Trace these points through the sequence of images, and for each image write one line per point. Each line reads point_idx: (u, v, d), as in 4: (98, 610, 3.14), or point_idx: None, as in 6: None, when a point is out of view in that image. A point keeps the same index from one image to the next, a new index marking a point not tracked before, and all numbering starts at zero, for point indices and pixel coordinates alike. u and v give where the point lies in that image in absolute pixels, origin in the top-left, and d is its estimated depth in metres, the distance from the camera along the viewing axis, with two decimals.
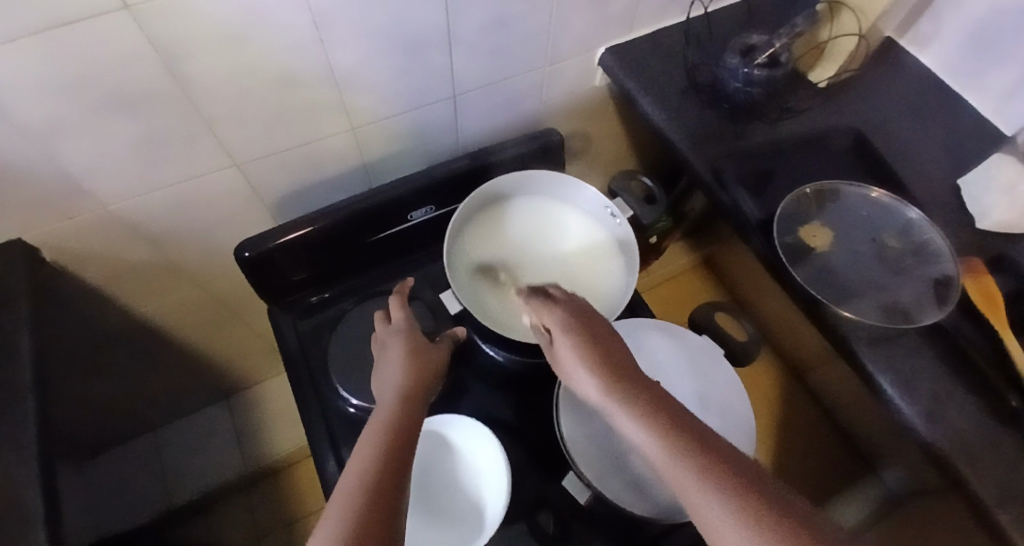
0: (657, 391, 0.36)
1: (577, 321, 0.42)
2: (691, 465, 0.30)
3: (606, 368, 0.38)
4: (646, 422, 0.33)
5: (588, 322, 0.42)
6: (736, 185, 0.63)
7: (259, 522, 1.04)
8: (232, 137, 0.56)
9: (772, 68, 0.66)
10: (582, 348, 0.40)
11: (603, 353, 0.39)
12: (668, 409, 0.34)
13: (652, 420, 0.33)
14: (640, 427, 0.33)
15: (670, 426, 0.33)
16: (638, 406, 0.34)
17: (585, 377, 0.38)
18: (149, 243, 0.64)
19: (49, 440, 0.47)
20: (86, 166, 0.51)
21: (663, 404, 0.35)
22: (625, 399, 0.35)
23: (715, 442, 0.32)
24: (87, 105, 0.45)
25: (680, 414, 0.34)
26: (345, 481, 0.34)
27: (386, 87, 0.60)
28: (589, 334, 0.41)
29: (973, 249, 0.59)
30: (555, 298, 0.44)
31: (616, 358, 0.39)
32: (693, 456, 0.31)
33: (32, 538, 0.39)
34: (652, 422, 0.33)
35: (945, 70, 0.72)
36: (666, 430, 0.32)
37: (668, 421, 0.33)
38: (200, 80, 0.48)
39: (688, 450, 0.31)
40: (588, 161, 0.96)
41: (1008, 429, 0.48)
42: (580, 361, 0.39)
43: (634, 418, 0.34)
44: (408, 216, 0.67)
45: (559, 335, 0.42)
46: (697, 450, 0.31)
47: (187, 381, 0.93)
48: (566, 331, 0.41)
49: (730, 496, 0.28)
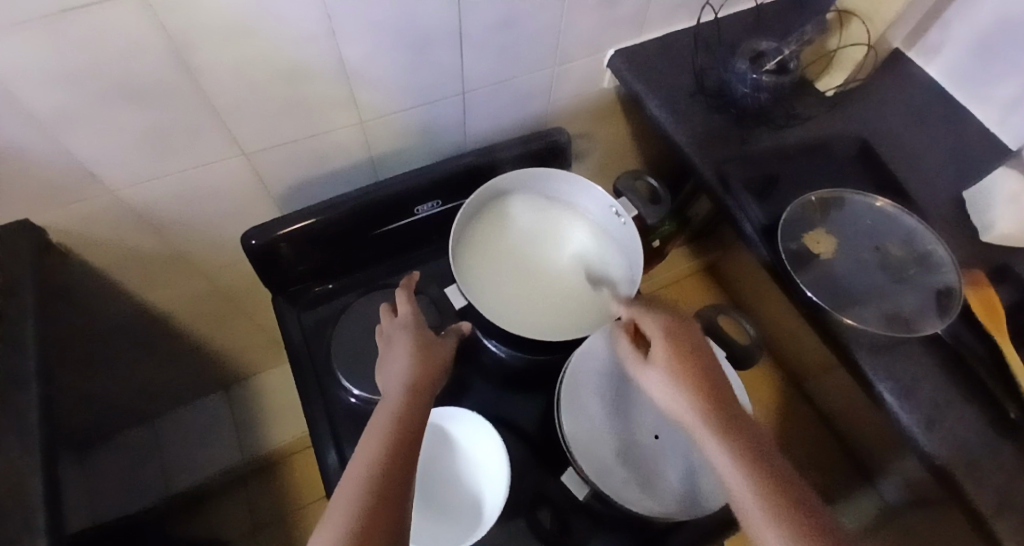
0: (766, 447, 0.37)
1: (679, 342, 0.43)
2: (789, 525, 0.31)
3: (712, 404, 0.39)
4: (756, 474, 0.34)
5: (689, 348, 0.43)
6: (742, 189, 0.63)
7: (256, 513, 1.04)
8: (242, 129, 0.56)
9: (779, 74, 0.65)
10: (689, 375, 0.40)
11: (704, 387, 0.40)
12: (783, 474, 0.34)
13: (763, 478, 0.33)
14: (744, 479, 0.34)
15: (780, 496, 0.33)
16: (747, 459, 0.35)
17: (684, 401, 0.40)
18: (156, 230, 0.64)
19: (53, 425, 0.47)
20: (96, 153, 0.51)
21: (774, 464, 0.35)
22: (733, 446, 0.36)
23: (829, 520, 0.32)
24: (99, 93, 0.45)
25: (796, 484, 0.34)
26: (352, 472, 0.35)
27: (395, 82, 0.60)
28: (693, 361, 0.42)
29: (975, 260, 0.60)
30: (662, 312, 0.46)
31: (718, 396, 0.40)
32: (780, 503, 0.32)
33: (32, 521, 0.40)
34: (763, 481, 0.33)
35: (950, 82, 0.73)
36: (778, 496, 0.32)
37: (782, 487, 0.33)
38: (210, 72, 0.48)
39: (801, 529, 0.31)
40: (593, 162, 0.96)
41: (1008, 440, 0.48)
42: (684, 390, 0.40)
43: (739, 467, 0.34)
44: (414, 211, 0.67)
45: (658, 354, 0.43)
46: (812, 529, 0.31)
47: (187, 371, 0.94)
48: (668, 355, 0.42)
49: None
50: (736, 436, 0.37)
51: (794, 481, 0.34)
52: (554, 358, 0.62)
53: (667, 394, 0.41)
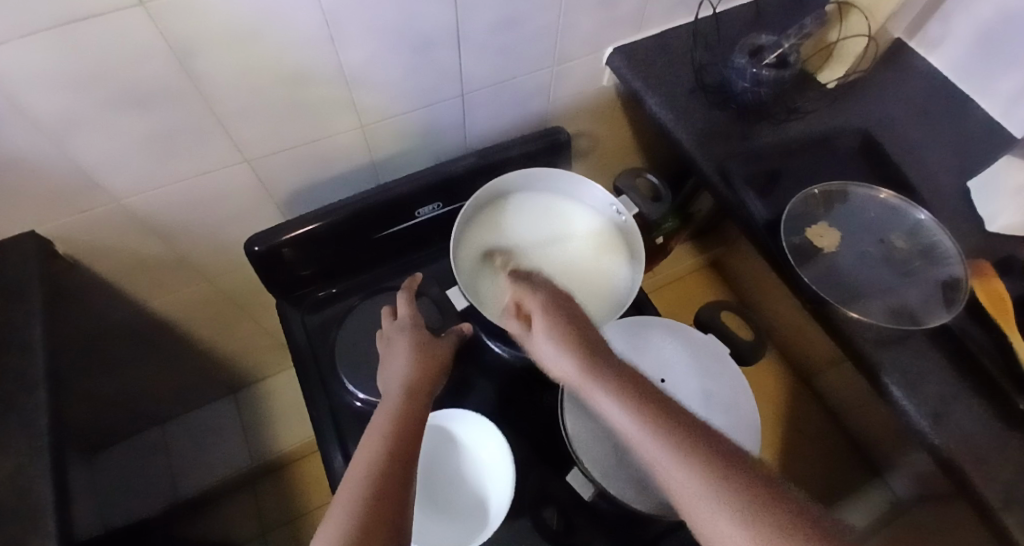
0: (644, 383, 0.39)
1: (556, 311, 0.43)
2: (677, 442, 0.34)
3: (595, 363, 0.39)
4: (638, 410, 0.36)
5: (567, 312, 0.43)
6: (743, 184, 0.63)
7: (265, 517, 1.05)
8: (243, 135, 0.57)
9: (779, 68, 0.65)
10: (574, 345, 0.40)
11: (586, 349, 0.40)
12: (664, 405, 0.37)
13: (652, 416, 0.35)
14: (638, 423, 0.35)
15: (670, 426, 0.35)
16: (631, 398, 0.37)
17: (569, 364, 0.40)
18: (161, 237, 0.64)
19: (61, 431, 0.47)
20: (100, 162, 0.52)
21: (656, 398, 0.37)
22: (620, 394, 0.37)
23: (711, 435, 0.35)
24: (102, 101, 0.46)
25: (674, 409, 0.37)
26: (353, 473, 0.35)
27: (394, 85, 0.60)
28: (571, 325, 0.42)
29: (981, 251, 0.59)
30: (539, 285, 0.46)
31: (598, 351, 0.40)
32: (669, 429, 0.35)
33: (42, 527, 0.40)
34: (651, 418, 0.35)
35: (953, 72, 0.72)
36: (668, 427, 0.35)
37: (668, 417, 0.35)
38: (210, 78, 0.49)
39: (691, 447, 0.34)
40: (594, 160, 0.96)
41: (1016, 433, 0.48)
42: (568, 353, 0.40)
43: (632, 414, 0.36)
44: (416, 213, 0.67)
45: (541, 325, 0.43)
46: (702, 448, 0.34)
47: (194, 376, 0.94)
48: (549, 323, 0.42)
49: (729, 485, 0.32)
50: (620, 381, 0.38)
51: (673, 407, 0.37)
52: None
53: (555, 361, 0.41)
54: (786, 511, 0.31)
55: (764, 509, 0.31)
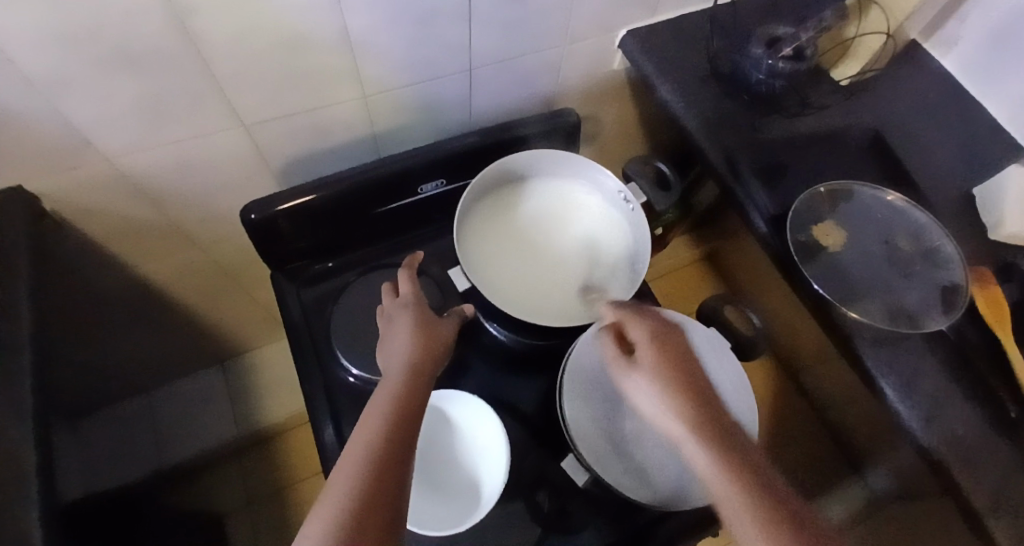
0: (765, 470, 0.32)
1: (668, 353, 0.38)
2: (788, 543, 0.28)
3: (701, 418, 0.34)
4: (743, 485, 0.30)
5: (678, 358, 0.38)
6: (751, 177, 0.62)
7: (251, 487, 1.05)
8: (242, 98, 0.55)
9: (796, 62, 0.64)
10: (678, 390, 0.36)
11: (694, 399, 0.35)
12: (790, 510, 0.30)
13: (771, 516, 0.29)
14: (747, 516, 0.29)
15: (792, 536, 0.28)
16: (748, 486, 0.30)
17: (674, 417, 0.35)
18: (153, 201, 0.62)
19: (46, 395, 0.46)
20: (90, 119, 0.49)
21: (776, 489, 0.31)
22: (732, 473, 0.31)
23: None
24: (93, 57, 0.44)
25: (805, 518, 0.30)
26: (351, 450, 0.34)
27: (399, 55, 0.58)
28: (678, 368, 0.37)
29: (982, 257, 0.59)
30: (648, 319, 0.41)
31: (712, 415, 0.35)
32: (783, 526, 0.29)
33: (25, 492, 0.39)
34: (768, 517, 0.29)
35: (965, 75, 0.71)
36: (788, 534, 0.28)
37: (790, 522, 0.29)
38: (209, 37, 0.46)
39: None
40: (599, 145, 0.94)
41: (1008, 439, 0.48)
42: (675, 408, 0.35)
43: (740, 501, 0.30)
44: (419, 190, 0.66)
45: (646, 365, 0.38)
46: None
47: (182, 344, 0.93)
48: (655, 369, 0.37)
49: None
50: (735, 459, 0.32)
51: (801, 513, 0.30)
52: (556, 343, 0.62)
53: (659, 413, 0.36)
54: None
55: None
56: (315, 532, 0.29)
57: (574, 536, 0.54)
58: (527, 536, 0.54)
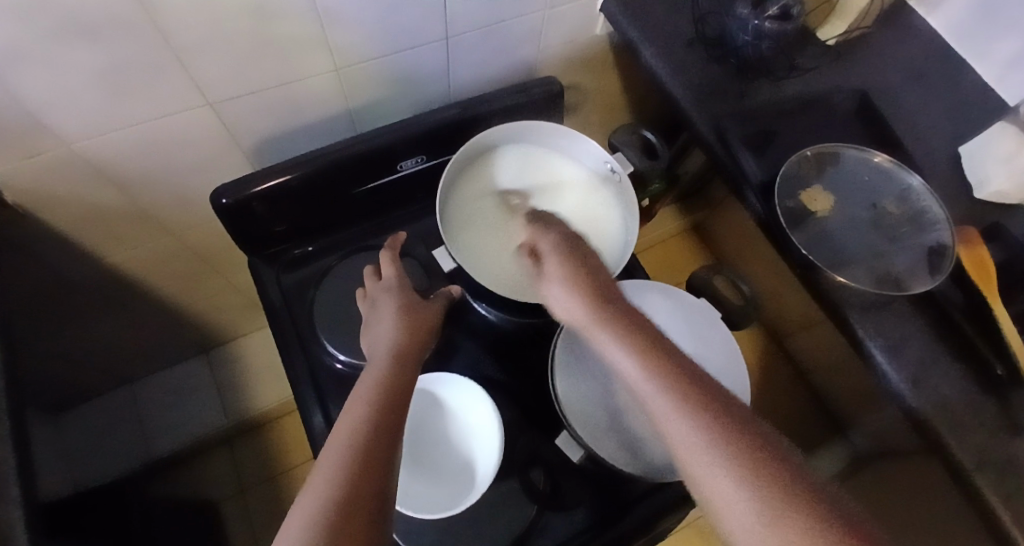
0: (668, 347, 0.35)
1: (573, 260, 0.43)
2: (661, 372, 0.32)
3: (598, 302, 0.39)
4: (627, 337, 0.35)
5: (578, 261, 0.43)
6: (738, 142, 0.61)
7: (244, 474, 1.04)
8: (205, 73, 0.51)
9: (784, 21, 0.61)
10: (579, 281, 0.41)
11: (590, 286, 0.40)
12: (667, 352, 0.34)
13: (657, 365, 0.33)
14: (632, 360, 0.34)
15: (675, 376, 0.32)
16: (634, 341, 0.35)
17: (580, 306, 0.39)
18: (117, 186, 0.59)
19: (17, 392, 0.44)
20: (43, 100, 0.46)
21: (657, 343, 0.35)
22: (623, 336, 0.36)
23: (719, 395, 0.32)
24: (40, 32, 0.40)
25: (673, 352, 0.35)
26: (336, 438, 0.33)
27: (372, 24, 0.55)
28: (579, 267, 0.42)
29: (968, 218, 0.59)
30: (554, 234, 0.46)
31: (609, 299, 0.39)
32: (654, 360, 0.33)
33: (4, 492, 0.38)
34: (657, 375, 0.32)
35: (951, 34, 0.70)
36: (689, 393, 0.31)
37: (687, 378, 0.32)
38: (170, 9, 0.43)
39: (681, 387, 0.32)
40: (582, 114, 0.92)
41: (991, 396, 0.49)
42: (584, 302, 0.39)
43: (629, 351, 0.35)
44: (398, 166, 0.64)
45: (552, 271, 0.43)
46: (685, 382, 0.32)
47: (163, 334, 0.90)
48: (562, 278, 0.42)
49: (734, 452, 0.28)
50: (636, 336, 0.35)
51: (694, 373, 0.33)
52: (545, 322, 0.61)
53: (568, 311, 0.41)
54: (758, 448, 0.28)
55: (723, 430, 0.29)
56: (295, 533, 0.27)
57: (570, 511, 0.55)
58: (523, 512, 0.54)
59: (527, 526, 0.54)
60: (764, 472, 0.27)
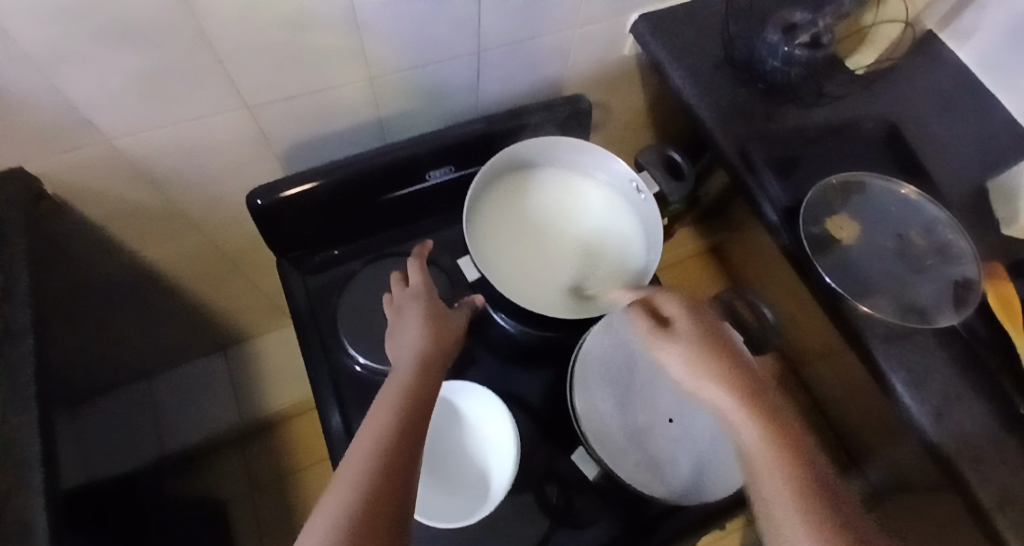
0: (813, 458, 0.37)
1: (705, 329, 0.44)
2: (800, 474, 0.35)
3: (735, 382, 0.41)
4: (766, 429, 0.38)
5: (712, 331, 0.44)
6: (764, 167, 0.61)
7: (254, 473, 1.05)
8: (243, 77, 0.53)
9: (813, 48, 0.62)
10: (714, 355, 0.42)
11: (726, 362, 0.42)
12: (801, 454, 0.37)
13: (793, 467, 0.35)
14: (768, 454, 0.36)
15: (809, 484, 0.35)
16: (775, 437, 0.37)
17: (711, 382, 0.41)
18: (154, 184, 0.61)
19: (47, 381, 0.45)
20: (89, 98, 0.48)
21: (794, 441, 0.37)
22: (763, 426, 0.38)
23: (847, 511, 0.34)
24: (90, 32, 0.42)
25: (809, 457, 0.37)
26: (360, 443, 0.33)
27: (408, 36, 0.56)
28: (717, 340, 0.44)
29: (996, 253, 0.58)
30: (680, 294, 0.47)
31: (747, 382, 0.41)
32: (792, 461, 0.36)
33: (29, 481, 0.38)
34: (794, 476, 0.35)
35: (979, 67, 0.70)
36: (819, 501, 0.34)
37: (817, 486, 0.35)
38: (213, 14, 0.44)
39: (812, 496, 0.34)
40: (607, 132, 0.93)
41: (1017, 437, 0.48)
42: (714, 378, 0.41)
43: (767, 444, 0.37)
44: (426, 176, 0.65)
45: (683, 333, 0.44)
46: (818, 491, 0.34)
47: (183, 330, 0.92)
48: (690, 345, 0.43)
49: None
50: (781, 435, 0.37)
51: (836, 494, 0.35)
52: (564, 336, 0.61)
53: (693, 379, 0.42)
54: None
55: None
56: (315, 537, 0.27)
57: (581, 529, 0.54)
58: (534, 528, 0.54)
59: (539, 541, 0.53)
60: None
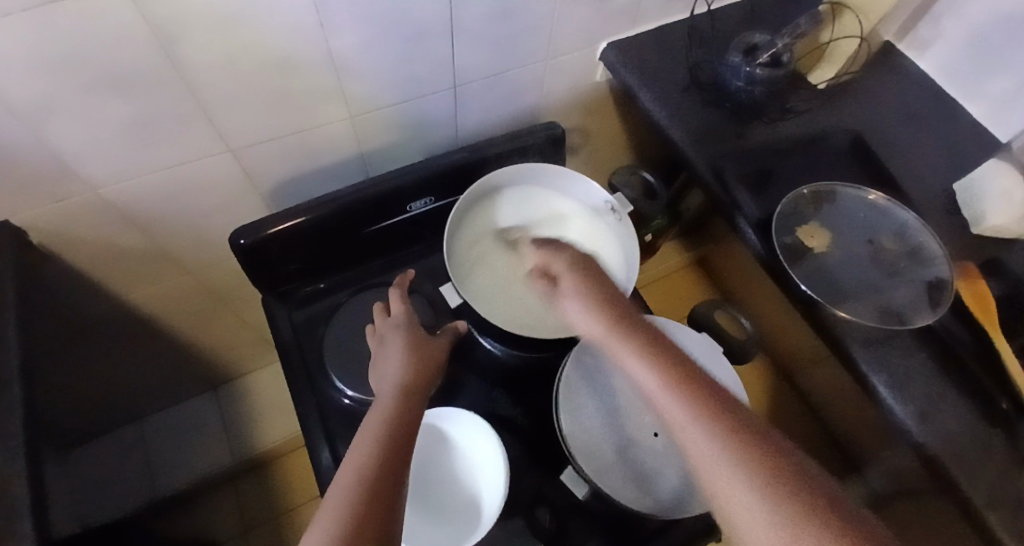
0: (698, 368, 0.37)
1: (589, 279, 0.46)
2: (683, 385, 0.35)
3: (617, 317, 0.41)
4: (651, 354, 0.38)
5: (593, 279, 0.46)
6: (735, 182, 0.63)
7: (248, 515, 1.03)
8: (227, 122, 0.55)
9: (773, 67, 0.64)
10: (598, 298, 0.43)
11: (607, 303, 0.43)
12: (685, 366, 0.37)
13: (676, 377, 0.35)
14: (654, 377, 0.36)
15: (692, 389, 0.34)
16: (656, 357, 0.37)
17: (600, 325, 0.42)
18: (140, 229, 0.62)
19: (36, 428, 0.46)
20: (76, 149, 0.49)
21: (675, 358, 0.37)
22: (646, 353, 0.38)
23: (734, 406, 0.34)
24: (78, 85, 0.44)
25: (691, 367, 0.37)
26: (343, 474, 0.34)
27: (386, 75, 0.59)
28: (596, 287, 0.45)
29: (967, 254, 0.60)
30: (567, 254, 0.48)
31: (628, 316, 0.42)
32: (676, 375, 0.36)
33: (15, 529, 0.38)
34: (678, 387, 0.35)
35: (943, 76, 0.72)
36: (704, 406, 0.33)
37: (704, 391, 0.34)
38: (196, 63, 0.47)
39: (698, 400, 0.34)
40: (586, 155, 0.95)
41: (999, 432, 0.49)
42: (600, 317, 0.42)
43: (652, 367, 0.37)
44: (408, 208, 0.66)
45: (570, 288, 0.45)
46: (705, 396, 0.34)
47: (176, 371, 0.92)
48: (580, 296, 0.44)
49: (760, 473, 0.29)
50: (662, 355, 0.37)
51: (715, 385, 0.35)
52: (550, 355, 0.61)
53: (587, 327, 0.43)
54: (772, 462, 0.30)
55: (739, 440, 0.31)
56: None
57: None
58: None
59: None
60: (788, 490, 0.29)
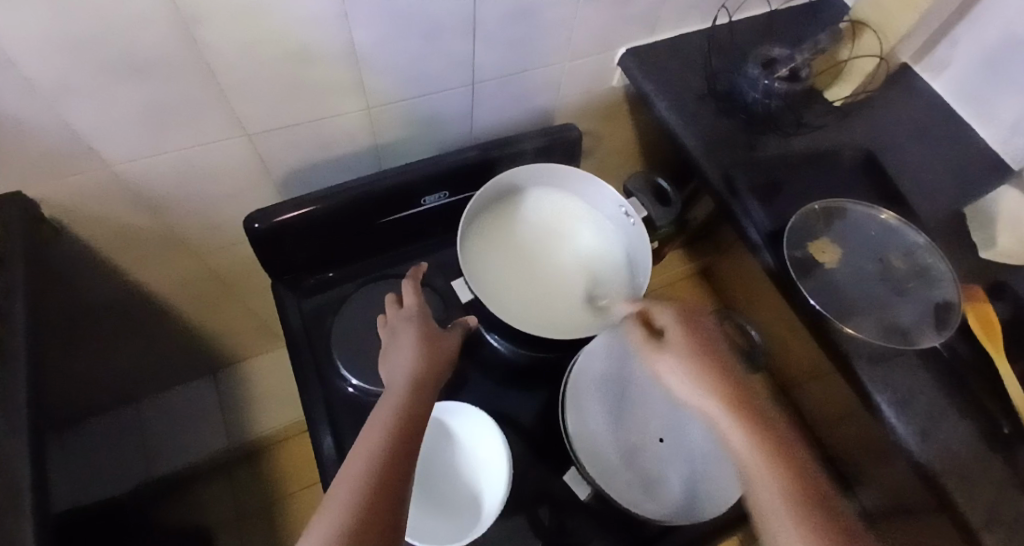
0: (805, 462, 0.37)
1: (698, 336, 0.43)
2: (794, 485, 0.34)
3: (728, 391, 0.40)
4: (761, 441, 0.37)
5: (701, 335, 0.43)
6: (747, 193, 0.63)
7: (241, 501, 1.03)
8: (244, 108, 0.55)
9: (791, 82, 0.67)
10: (709, 360, 0.41)
11: (718, 371, 0.41)
12: (794, 461, 0.36)
13: (783, 472, 0.35)
14: (762, 468, 0.35)
15: (799, 491, 0.34)
16: (766, 444, 0.36)
17: (706, 392, 0.40)
18: (152, 209, 0.62)
19: (40, 404, 0.45)
20: (92, 127, 0.49)
21: (785, 450, 0.36)
22: (756, 439, 0.37)
23: (840, 514, 0.33)
24: (98, 65, 0.43)
25: (800, 461, 0.36)
26: (350, 467, 0.33)
27: (404, 69, 0.59)
28: (705, 347, 0.42)
29: (975, 276, 0.61)
30: (673, 303, 0.45)
31: (736, 385, 0.40)
32: (784, 470, 0.35)
33: (17, 504, 0.38)
34: (786, 482, 0.34)
35: (954, 98, 0.73)
36: (812, 511, 0.33)
37: (811, 495, 0.34)
38: (214, 48, 0.47)
39: (808, 508, 0.33)
40: (597, 159, 0.95)
41: (1001, 455, 0.49)
42: (710, 386, 0.40)
43: (760, 457, 0.36)
44: (420, 202, 0.66)
45: (676, 343, 0.43)
46: (812, 501, 0.33)
47: (175, 354, 0.91)
48: (689, 355, 0.42)
49: None
50: (770, 442, 0.37)
51: (824, 492, 0.35)
52: (558, 357, 0.61)
53: (688, 390, 0.41)
54: None
55: None
56: None
57: None
58: None
59: None
60: None
